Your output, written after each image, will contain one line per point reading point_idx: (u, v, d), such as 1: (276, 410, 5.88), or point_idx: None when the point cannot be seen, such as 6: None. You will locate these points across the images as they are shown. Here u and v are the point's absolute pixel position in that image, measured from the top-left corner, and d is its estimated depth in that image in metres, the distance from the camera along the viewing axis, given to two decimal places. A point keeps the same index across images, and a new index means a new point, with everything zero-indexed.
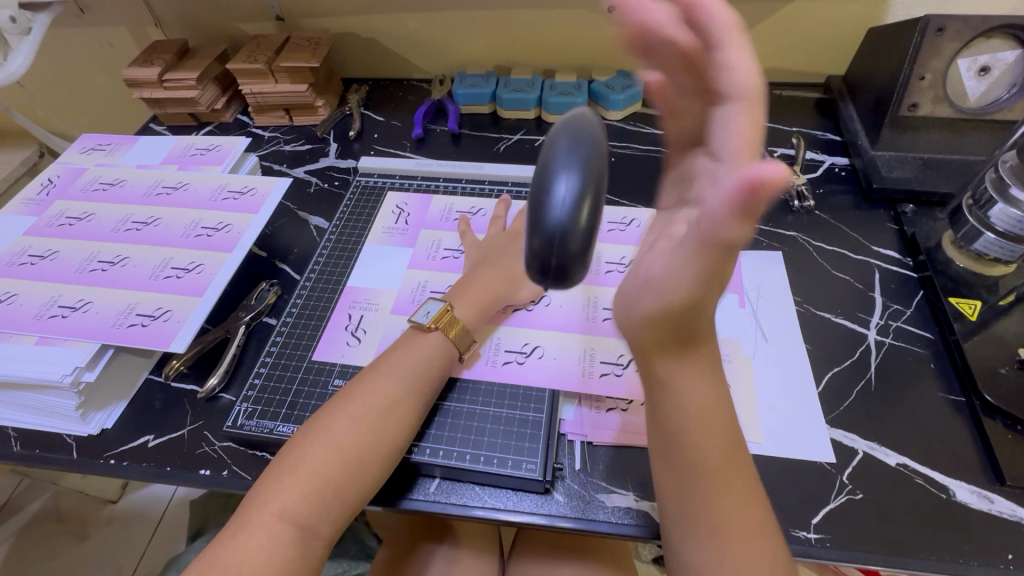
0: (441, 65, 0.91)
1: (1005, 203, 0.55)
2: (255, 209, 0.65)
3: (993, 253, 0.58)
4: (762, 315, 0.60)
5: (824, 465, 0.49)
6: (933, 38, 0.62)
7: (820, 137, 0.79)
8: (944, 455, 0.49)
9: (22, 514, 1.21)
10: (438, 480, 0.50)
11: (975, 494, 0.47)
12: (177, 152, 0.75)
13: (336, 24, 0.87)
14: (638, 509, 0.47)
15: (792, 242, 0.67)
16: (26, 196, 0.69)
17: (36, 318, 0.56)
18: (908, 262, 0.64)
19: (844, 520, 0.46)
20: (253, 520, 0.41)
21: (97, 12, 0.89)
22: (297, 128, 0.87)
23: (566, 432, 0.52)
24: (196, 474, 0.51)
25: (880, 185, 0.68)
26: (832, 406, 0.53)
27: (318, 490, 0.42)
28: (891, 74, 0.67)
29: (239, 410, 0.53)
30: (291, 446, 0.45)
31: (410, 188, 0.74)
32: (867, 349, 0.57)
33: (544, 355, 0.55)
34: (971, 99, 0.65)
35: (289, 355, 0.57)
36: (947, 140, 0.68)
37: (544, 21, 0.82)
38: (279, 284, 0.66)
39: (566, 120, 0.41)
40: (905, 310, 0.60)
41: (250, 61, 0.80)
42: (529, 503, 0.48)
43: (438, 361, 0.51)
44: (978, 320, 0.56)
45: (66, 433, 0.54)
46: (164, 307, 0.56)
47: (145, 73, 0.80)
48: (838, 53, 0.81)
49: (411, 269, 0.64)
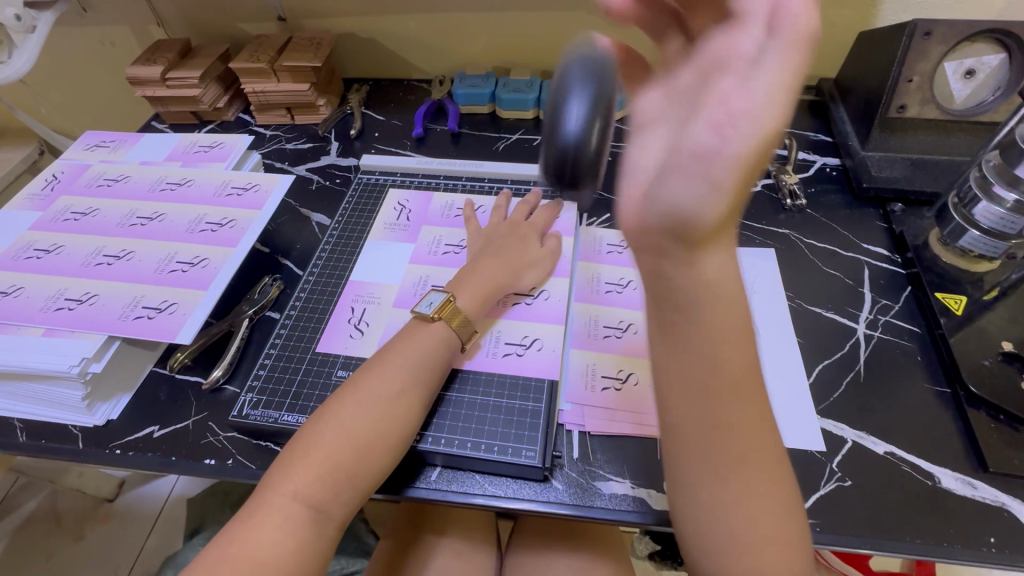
0: (441, 65, 0.92)
1: (988, 202, 0.58)
2: (259, 205, 0.67)
3: (978, 249, 0.61)
4: (755, 310, 0.61)
5: (814, 454, 0.51)
6: (920, 42, 0.64)
7: (812, 138, 0.80)
8: (930, 444, 0.51)
9: (18, 513, 1.21)
10: (440, 468, 0.51)
11: (959, 480, 0.49)
12: (181, 149, 0.76)
13: (337, 24, 0.88)
14: (635, 496, 0.49)
15: (785, 239, 0.69)
16: (30, 191, 0.70)
17: (43, 310, 0.57)
18: (896, 258, 0.66)
19: (833, 506, 0.48)
20: (268, 501, 0.42)
21: (99, 11, 0.90)
22: (298, 127, 0.88)
23: (565, 422, 0.53)
24: (201, 464, 0.52)
25: (870, 184, 0.70)
26: (823, 397, 0.55)
27: (330, 473, 0.44)
28: (880, 76, 0.69)
29: (244, 401, 0.54)
30: (302, 432, 0.46)
31: (411, 185, 0.75)
32: (856, 343, 0.59)
33: (543, 347, 0.57)
34: (957, 101, 0.68)
35: (293, 347, 0.59)
36: (933, 141, 0.70)
37: (543, 23, 0.84)
38: (282, 279, 0.67)
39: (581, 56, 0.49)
40: (894, 305, 0.62)
41: (252, 60, 0.81)
42: (528, 490, 0.50)
43: (441, 351, 0.52)
44: (964, 314, 0.58)
45: (72, 424, 0.55)
46: (170, 300, 0.57)
47: (148, 72, 0.81)
48: (829, 56, 0.83)
49: (413, 263, 0.65)
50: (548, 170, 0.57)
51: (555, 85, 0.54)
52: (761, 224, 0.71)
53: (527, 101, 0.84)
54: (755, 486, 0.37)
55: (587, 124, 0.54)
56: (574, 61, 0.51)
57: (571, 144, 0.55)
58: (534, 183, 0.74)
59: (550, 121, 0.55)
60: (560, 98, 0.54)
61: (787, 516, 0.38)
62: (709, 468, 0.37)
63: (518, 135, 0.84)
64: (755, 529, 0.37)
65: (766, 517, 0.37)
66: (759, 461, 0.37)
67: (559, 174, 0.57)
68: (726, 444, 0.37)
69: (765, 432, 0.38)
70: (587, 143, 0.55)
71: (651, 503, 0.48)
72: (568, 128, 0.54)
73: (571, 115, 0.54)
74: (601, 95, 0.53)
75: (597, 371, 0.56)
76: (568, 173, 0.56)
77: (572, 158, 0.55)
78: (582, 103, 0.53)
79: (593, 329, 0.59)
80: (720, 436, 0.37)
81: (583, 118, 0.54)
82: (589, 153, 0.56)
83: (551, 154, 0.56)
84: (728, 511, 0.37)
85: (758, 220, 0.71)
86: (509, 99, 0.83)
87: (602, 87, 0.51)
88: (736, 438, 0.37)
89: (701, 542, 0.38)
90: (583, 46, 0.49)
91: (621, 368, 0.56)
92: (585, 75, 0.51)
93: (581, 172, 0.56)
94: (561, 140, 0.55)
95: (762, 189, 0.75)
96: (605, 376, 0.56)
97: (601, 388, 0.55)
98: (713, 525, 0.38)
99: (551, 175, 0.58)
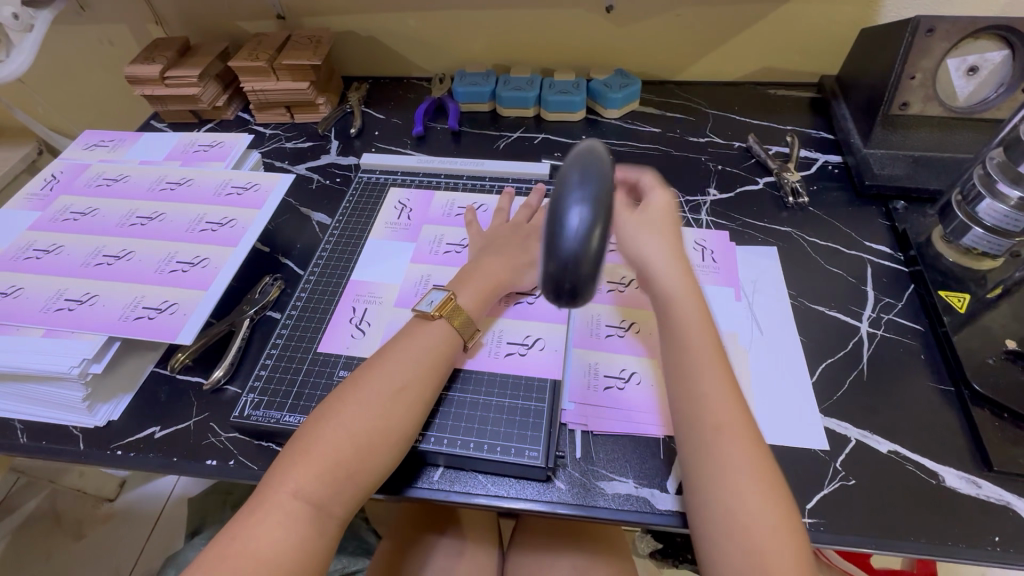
0: (441, 63, 0.92)
1: (993, 199, 0.57)
2: (259, 204, 0.66)
3: (982, 246, 0.60)
4: (758, 309, 0.61)
5: (818, 453, 0.51)
6: (923, 39, 0.63)
7: (814, 135, 0.80)
8: (934, 443, 0.51)
9: (19, 512, 1.21)
10: (442, 468, 0.51)
11: (963, 479, 0.49)
12: (180, 148, 0.75)
13: (336, 22, 0.88)
14: (638, 496, 0.48)
15: (787, 237, 0.68)
16: (29, 191, 0.70)
17: (43, 310, 0.56)
18: (898, 256, 0.66)
19: (837, 505, 0.48)
20: (268, 499, 0.42)
21: (97, 9, 0.90)
22: (298, 126, 0.87)
23: (567, 422, 0.53)
24: (202, 465, 0.52)
25: (873, 181, 0.70)
26: (826, 395, 0.54)
27: (330, 471, 0.43)
28: (882, 73, 0.68)
29: (246, 401, 0.54)
30: (303, 431, 0.46)
31: (412, 184, 0.75)
32: (859, 341, 0.58)
33: (545, 346, 0.57)
34: (960, 98, 0.67)
35: (295, 347, 0.58)
36: (936, 138, 0.70)
37: (543, 20, 0.83)
38: (282, 279, 0.66)
39: (578, 156, 0.42)
40: (896, 303, 0.61)
41: (251, 59, 0.80)
42: (531, 490, 0.50)
43: (442, 349, 0.52)
44: (967, 312, 0.58)
45: (72, 424, 0.55)
46: (171, 300, 0.57)
47: (147, 70, 0.80)
48: (831, 54, 0.83)
49: (414, 263, 0.65)
50: (543, 279, 0.40)
51: (553, 195, 0.41)
52: (763, 222, 0.70)
53: (527, 99, 0.83)
54: (735, 459, 0.42)
55: (589, 232, 0.38)
56: (573, 169, 0.42)
57: (568, 258, 0.38)
58: (536, 182, 0.74)
59: (544, 233, 0.40)
60: (558, 206, 0.40)
61: (773, 496, 0.41)
62: (692, 442, 0.45)
63: (519, 133, 0.84)
64: (741, 502, 0.41)
65: (750, 491, 0.41)
66: (736, 438, 0.43)
67: (554, 288, 0.39)
68: (703, 419, 0.45)
69: (739, 413, 0.45)
70: (587, 256, 0.38)
71: (654, 503, 0.48)
72: (565, 234, 0.38)
73: (570, 221, 0.38)
74: (604, 198, 0.40)
75: (600, 370, 0.56)
76: (566, 287, 0.39)
77: (570, 272, 0.38)
78: (584, 208, 0.39)
79: (595, 327, 0.59)
80: (696, 412, 0.45)
81: (585, 224, 0.38)
82: (590, 274, 0.39)
83: (545, 266, 0.39)
84: (715, 484, 0.42)
85: (760, 218, 0.71)
86: (510, 97, 0.83)
87: (601, 187, 0.40)
88: (712, 414, 0.45)
89: (701, 524, 0.42)
90: (575, 150, 0.43)
91: (624, 368, 0.56)
92: (587, 178, 0.40)
93: (581, 285, 0.39)
94: (556, 252, 0.38)
95: (764, 187, 0.74)
96: (607, 374, 0.56)
97: (604, 388, 0.55)
98: (706, 499, 0.42)
99: (547, 287, 0.40)
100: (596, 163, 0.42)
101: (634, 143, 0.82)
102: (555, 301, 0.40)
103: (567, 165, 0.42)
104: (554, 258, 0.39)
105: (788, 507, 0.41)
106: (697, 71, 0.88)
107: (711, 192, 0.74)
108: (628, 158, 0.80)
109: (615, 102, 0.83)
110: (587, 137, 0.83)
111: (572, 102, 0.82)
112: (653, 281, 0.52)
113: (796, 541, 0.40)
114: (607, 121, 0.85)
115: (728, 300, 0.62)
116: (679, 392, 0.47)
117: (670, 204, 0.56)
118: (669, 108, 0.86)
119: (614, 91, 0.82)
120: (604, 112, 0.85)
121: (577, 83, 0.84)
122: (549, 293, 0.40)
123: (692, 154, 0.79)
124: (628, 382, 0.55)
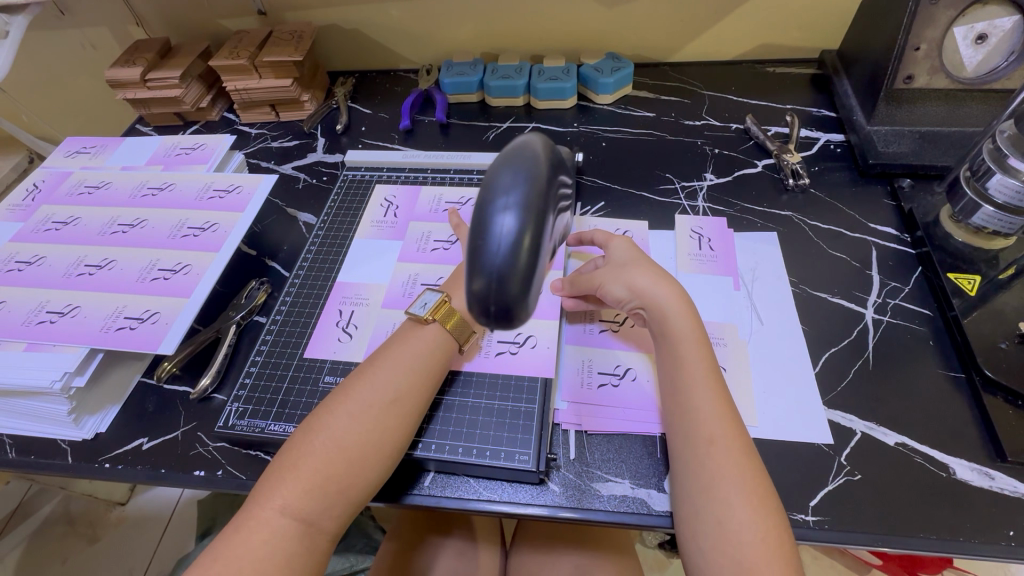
0: (427, 53, 0.90)
1: (1003, 174, 0.54)
2: (242, 208, 0.65)
3: (993, 226, 0.57)
4: (758, 298, 0.59)
5: (822, 448, 0.49)
6: (928, 7, 0.59)
7: (815, 113, 0.77)
8: (944, 433, 0.49)
9: (35, 517, 1.22)
10: (433, 474, 0.50)
11: (976, 471, 0.46)
12: (163, 153, 0.74)
13: (318, 16, 0.85)
14: (634, 497, 0.47)
15: (787, 221, 0.66)
16: (11, 202, 0.69)
17: (25, 325, 0.55)
18: (905, 238, 0.63)
19: (842, 502, 0.46)
20: (256, 516, 0.41)
21: (77, 14, 0.88)
22: (284, 124, 0.86)
23: (561, 422, 0.51)
24: (190, 475, 0.51)
25: (877, 160, 0.67)
26: (830, 387, 0.52)
27: (320, 486, 0.42)
28: (886, 45, 0.65)
29: (230, 410, 0.53)
30: (292, 444, 0.45)
31: (399, 179, 0.73)
32: (864, 328, 0.56)
33: (536, 344, 0.56)
34: (968, 69, 0.63)
35: (280, 352, 0.57)
36: (942, 113, 0.66)
37: (531, 4, 0.80)
38: (269, 283, 0.65)
39: (510, 152, 0.39)
40: (903, 287, 0.59)
41: (232, 57, 0.78)
42: (524, 494, 0.48)
43: (435, 354, 0.50)
44: (978, 295, 0.55)
45: (61, 439, 0.54)
46: (153, 309, 0.56)
47: (126, 73, 0.78)
48: (831, 27, 0.79)
49: (401, 261, 0.64)
50: (468, 299, 0.37)
51: (478, 196, 0.37)
52: (762, 206, 0.68)
53: (516, 88, 0.81)
54: (723, 471, 0.42)
55: (517, 241, 0.35)
56: (500, 165, 0.38)
57: (493, 275, 0.35)
58: None
59: (467, 242, 0.36)
60: (483, 209, 0.36)
61: (763, 506, 0.40)
62: (682, 454, 0.44)
63: (509, 123, 0.82)
64: (730, 513, 0.40)
65: (740, 503, 0.40)
66: (728, 450, 0.43)
67: (482, 309, 0.36)
68: (694, 432, 0.44)
69: (731, 426, 0.44)
70: (516, 271, 0.35)
71: (652, 504, 0.46)
72: (489, 246, 0.35)
73: (496, 229, 0.35)
74: (535, 198, 0.36)
75: (593, 368, 0.55)
76: (492, 308, 0.36)
77: (495, 292, 0.35)
78: (511, 211, 0.35)
79: (587, 323, 0.58)
80: (686, 425, 0.45)
81: (512, 234, 0.35)
82: (521, 292, 0.36)
83: (469, 283, 0.36)
84: (706, 506, 0.41)
85: (759, 202, 0.68)
86: (499, 86, 0.81)
87: (532, 182, 0.37)
88: (703, 427, 0.44)
89: (691, 536, 0.42)
90: (508, 145, 0.40)
91: (620, 364, 0.55)
92: (515, 176, 0.37)
93: (511, 305, 0.36)
94: (479, 267, 0.35)
95: (763, 170, 0.72)
96: (602, 371, 0.54)
97: (597, 385, 0.53)
98: (693, 509, 0.42)
99: (473, 307, 0.37)
100: (529, 155, 0.38)
101: (629, 128, 0.79)
102: (485, 322, 0.37)
103: (496, 164, 0.38)
104: (478, 275, 0.36)
105: (778, 516, 0.40)
106: (693, 51, 0.85)
107: (707, 176, 0.72)
108: (621, 145, 0.77)
109: (607, 87, 0.80)
110: (580, 125, 0.80)
111: (561, 88, 0.79)
112: (648, 310, 0.51)
113: (784, 552, 0.39)
114: (599, 106, 0.82)
115: (725, 289, 0.60)
116: (671, 405, 0.47)
117: (630, 243, 0.56)
118: (664, 91, 0.83)
119: (606, 76, 0.79)
120: (596, 97, 0.82)
121: (567, 69, 0.81)
122: (477, 314, 0.37)
123: (688, 139, 0.77)
124: (623, 378, 0.54)
